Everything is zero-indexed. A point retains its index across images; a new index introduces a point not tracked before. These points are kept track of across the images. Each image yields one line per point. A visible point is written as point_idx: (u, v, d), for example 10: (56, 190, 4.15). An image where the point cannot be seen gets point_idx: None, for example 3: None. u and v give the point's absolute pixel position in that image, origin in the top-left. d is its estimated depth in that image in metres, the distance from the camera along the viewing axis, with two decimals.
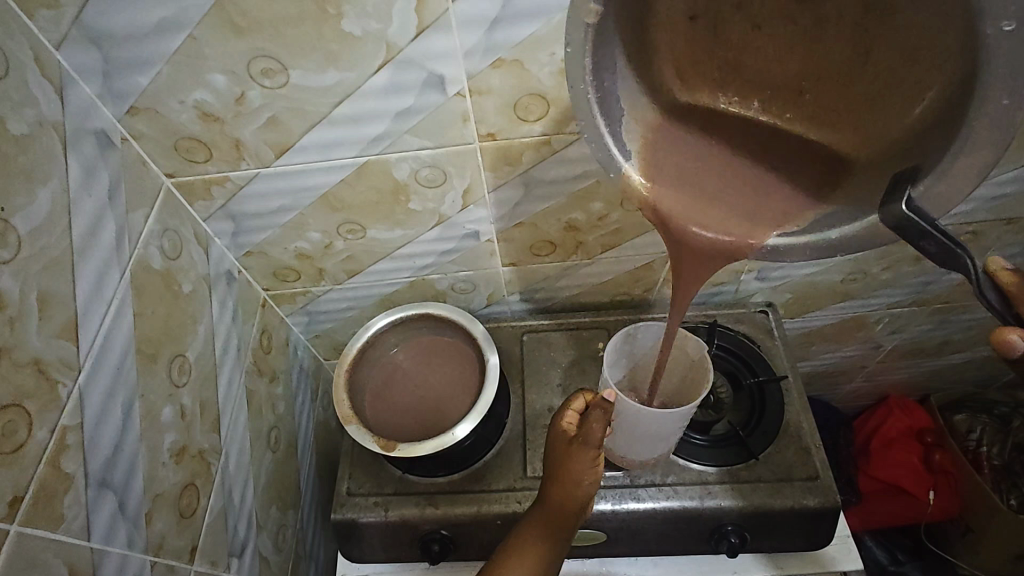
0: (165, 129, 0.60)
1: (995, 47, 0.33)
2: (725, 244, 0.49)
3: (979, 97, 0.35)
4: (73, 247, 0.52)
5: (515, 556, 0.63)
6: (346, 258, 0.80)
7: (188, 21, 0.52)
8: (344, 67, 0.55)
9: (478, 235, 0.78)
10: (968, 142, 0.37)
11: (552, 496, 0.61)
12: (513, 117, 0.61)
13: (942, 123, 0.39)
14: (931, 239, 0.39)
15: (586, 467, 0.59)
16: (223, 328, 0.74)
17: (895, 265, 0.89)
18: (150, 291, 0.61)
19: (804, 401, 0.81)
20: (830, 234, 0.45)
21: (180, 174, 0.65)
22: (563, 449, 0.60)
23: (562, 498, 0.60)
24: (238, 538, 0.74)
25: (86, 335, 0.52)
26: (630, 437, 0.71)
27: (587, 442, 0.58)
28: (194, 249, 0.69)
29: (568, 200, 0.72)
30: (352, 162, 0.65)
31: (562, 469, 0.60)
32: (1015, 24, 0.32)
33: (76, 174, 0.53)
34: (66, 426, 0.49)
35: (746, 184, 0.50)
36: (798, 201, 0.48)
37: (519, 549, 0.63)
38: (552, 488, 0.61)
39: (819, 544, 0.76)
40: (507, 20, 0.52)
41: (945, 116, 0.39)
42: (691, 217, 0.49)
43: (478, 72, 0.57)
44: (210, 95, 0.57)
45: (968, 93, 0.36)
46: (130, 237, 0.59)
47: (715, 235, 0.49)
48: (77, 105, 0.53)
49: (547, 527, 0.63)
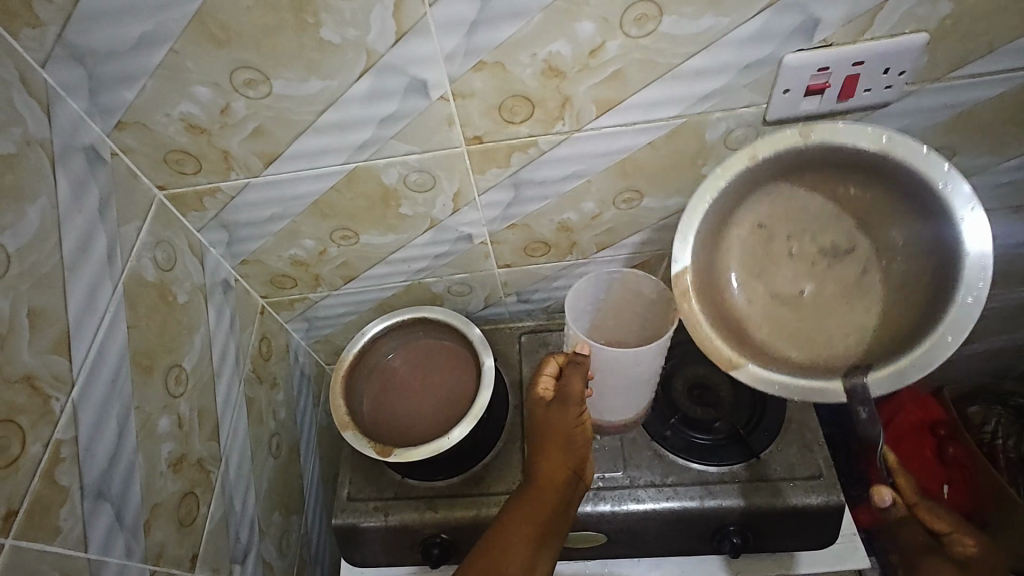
0: (154, 142, 0.61)
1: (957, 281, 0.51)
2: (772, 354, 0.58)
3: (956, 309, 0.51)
4: (64, 262, 0.52)
5: (508, 532, 0.59)
6: (341, 264, 0.80)
7: (169, 35, 0.52)
8: (326, 76, 0.55)
9: (471, 238, 0.77)
10: (918, 358, 0.52)
11: (549, 457, 0.63)
12: (498, 119, 0.61)
13: (927, 308, 0.53)
14: (865, 404, 0.55)
15: (572, 424, 0.63)
16: (220, 336, 0.75)
17: None
18: (144, 303, 0.62)
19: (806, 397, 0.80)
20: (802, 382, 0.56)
21: (171, 186, 0.66)
22: (550, 411, 0.64)
23: (556, 460, 0.63)
24: (240, 544, 0.74)
25: (79, 349, 0.53)
26: (627, 388, 0.73)
27: (573, 398, 0.63)
28: (189, 259, 0.70)
29: (559, 200, 0.72)
30: (340, 169, 0.65)
31: (553, 428, 0.64)
32: (972, 298, 0.50)
33: (65, 191, 0.53)
34: (60, 440, 0.50)
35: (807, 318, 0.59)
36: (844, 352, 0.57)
37: (507, 546, 0.58)
38: (545, 449, 0.63)
39: (824, 543, 0.75)
40: (485, 23, 0.52)
41: (930, 301, 0.53)
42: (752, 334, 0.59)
43: (460, 76, 0.56)
44: (195, 108, 0.58)
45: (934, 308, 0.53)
46: (123, 251, 0.60)
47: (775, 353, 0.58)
48: (65, 122, 0.54)
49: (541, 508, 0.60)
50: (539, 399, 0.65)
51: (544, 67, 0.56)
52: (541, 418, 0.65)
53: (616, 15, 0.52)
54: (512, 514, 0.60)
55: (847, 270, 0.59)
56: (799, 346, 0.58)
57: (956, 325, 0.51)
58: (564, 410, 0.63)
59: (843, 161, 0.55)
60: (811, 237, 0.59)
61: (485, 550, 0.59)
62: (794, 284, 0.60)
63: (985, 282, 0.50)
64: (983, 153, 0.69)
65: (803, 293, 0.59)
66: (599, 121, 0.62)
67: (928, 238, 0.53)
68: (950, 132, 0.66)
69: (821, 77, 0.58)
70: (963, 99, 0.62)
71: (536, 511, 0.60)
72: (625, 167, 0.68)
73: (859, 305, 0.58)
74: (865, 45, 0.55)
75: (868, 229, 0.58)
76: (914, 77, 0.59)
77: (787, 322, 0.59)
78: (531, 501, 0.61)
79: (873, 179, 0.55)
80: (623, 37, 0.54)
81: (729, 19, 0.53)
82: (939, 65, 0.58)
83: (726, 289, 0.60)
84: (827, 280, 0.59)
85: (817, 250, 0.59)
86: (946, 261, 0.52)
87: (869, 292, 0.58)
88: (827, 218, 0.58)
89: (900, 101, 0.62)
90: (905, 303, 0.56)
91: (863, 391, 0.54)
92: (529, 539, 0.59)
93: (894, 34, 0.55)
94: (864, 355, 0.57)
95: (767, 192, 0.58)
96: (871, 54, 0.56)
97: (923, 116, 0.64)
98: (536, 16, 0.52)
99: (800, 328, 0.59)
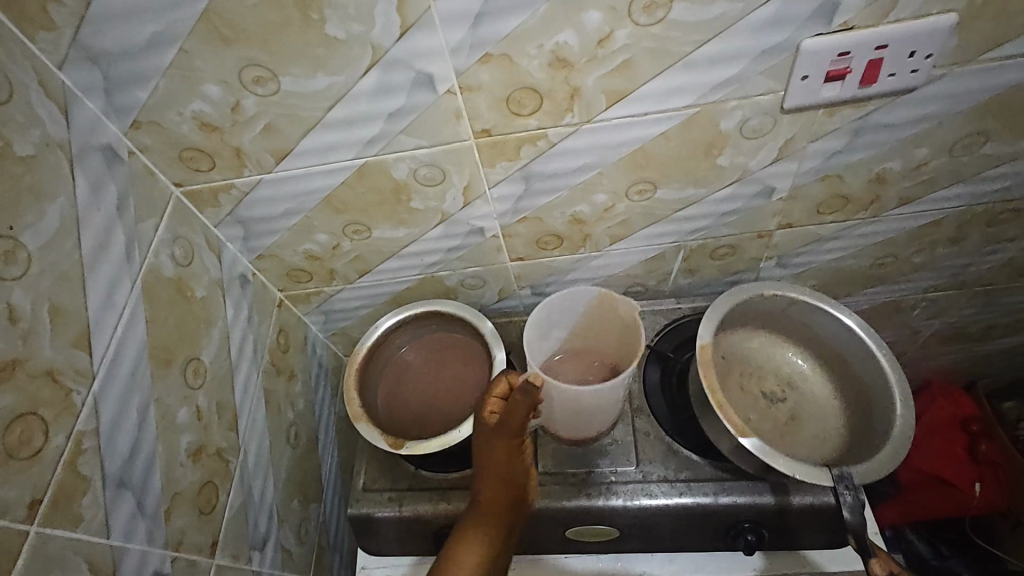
0: (168, 140, 0.62)
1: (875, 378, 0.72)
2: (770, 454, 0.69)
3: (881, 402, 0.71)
4: (83, 260, 0.54)
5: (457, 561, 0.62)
6: (355, 258, 0.81)
7: (178, 35, 0.52)
8: (332, 72, 0.55)
9: (483, 231, 0.77)
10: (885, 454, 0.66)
11: (491, 485, 0.63)
12: (506, 112, 0.60)
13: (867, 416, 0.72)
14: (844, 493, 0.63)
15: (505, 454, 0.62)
16: (238, 329, 0.76)
17: (929, 247, 0.83)
18: (162, 298, 0.64)
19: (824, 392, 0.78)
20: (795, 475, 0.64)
21: (187, 183, 0.67)
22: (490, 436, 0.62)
23: (499, 488, 0.63)
24: (260, 532, 0.76)
25: (99, 344, 0.54)
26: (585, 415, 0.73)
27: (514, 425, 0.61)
28: (206, 255, 0.71)
29: (571, 193, 0.71)
30: (351, 164, 0.66)
31: (491, 457, 0.63)
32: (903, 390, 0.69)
33: (83, 190, 0.55)
34: (82, 431, 0.51)
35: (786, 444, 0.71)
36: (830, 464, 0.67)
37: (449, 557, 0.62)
38: (486, 475, 0.63)
39: (843, 541, 0.73)
40: (489, 14, 0.51)
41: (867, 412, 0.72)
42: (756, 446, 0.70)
43: (466, 69, 0.56)
44: (206, 106, 0.58)
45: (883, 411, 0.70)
46: (141, 248, 0.61)
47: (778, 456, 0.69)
48: (82, 122, 0.55)
49: (488, 524, 0.63)
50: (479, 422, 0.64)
51: (551, 58, 0.55)
52: (481, 443, 0.63)
53: (623, 4, 0.51)
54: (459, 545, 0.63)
55: (798, 402, 0.77)
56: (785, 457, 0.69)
57: (887, 415, 0.69)
58: (502, 437, 0.62)
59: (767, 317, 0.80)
60: (771, 372, 0.79)
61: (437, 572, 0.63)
62: (747, 410, 0.75)
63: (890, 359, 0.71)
64: (1019, 138, 0.66)
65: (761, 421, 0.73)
66: (610, 112, 0.60)
67: (858, 412, 0.74)
68: (983, 117, 0.63)
69: (842, 62, 0.55)
70: (996, 83, 0.59)
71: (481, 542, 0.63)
72: (638, 158, 0.66)
73: (817, 439, 0.74)
74: (889, 28, 0.53)
75: (802, 388, 0.78)
76: (942, 60, 0.56)
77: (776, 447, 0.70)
78: (479, 528, 0.63)
79: (805, 339, 0.79)
80: (632, 26, 0.52)
81: (743, 4, 0.51)
82: (969, 47, 0.55)
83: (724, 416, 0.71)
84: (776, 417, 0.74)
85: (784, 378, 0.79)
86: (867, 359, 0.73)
87: (820, 413, 0.76)
88: (774, 370, 0.79)
89: (927, 85, 0.59)
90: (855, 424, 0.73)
91: (849, 478, 0.64)
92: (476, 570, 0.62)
93: (920, 15, 0.52)
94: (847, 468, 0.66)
95: (734, 338, 0.80)
96: (895, 38, 0.53)
97: (953, 100, 0.61)
98: (541, 7, 0.51)
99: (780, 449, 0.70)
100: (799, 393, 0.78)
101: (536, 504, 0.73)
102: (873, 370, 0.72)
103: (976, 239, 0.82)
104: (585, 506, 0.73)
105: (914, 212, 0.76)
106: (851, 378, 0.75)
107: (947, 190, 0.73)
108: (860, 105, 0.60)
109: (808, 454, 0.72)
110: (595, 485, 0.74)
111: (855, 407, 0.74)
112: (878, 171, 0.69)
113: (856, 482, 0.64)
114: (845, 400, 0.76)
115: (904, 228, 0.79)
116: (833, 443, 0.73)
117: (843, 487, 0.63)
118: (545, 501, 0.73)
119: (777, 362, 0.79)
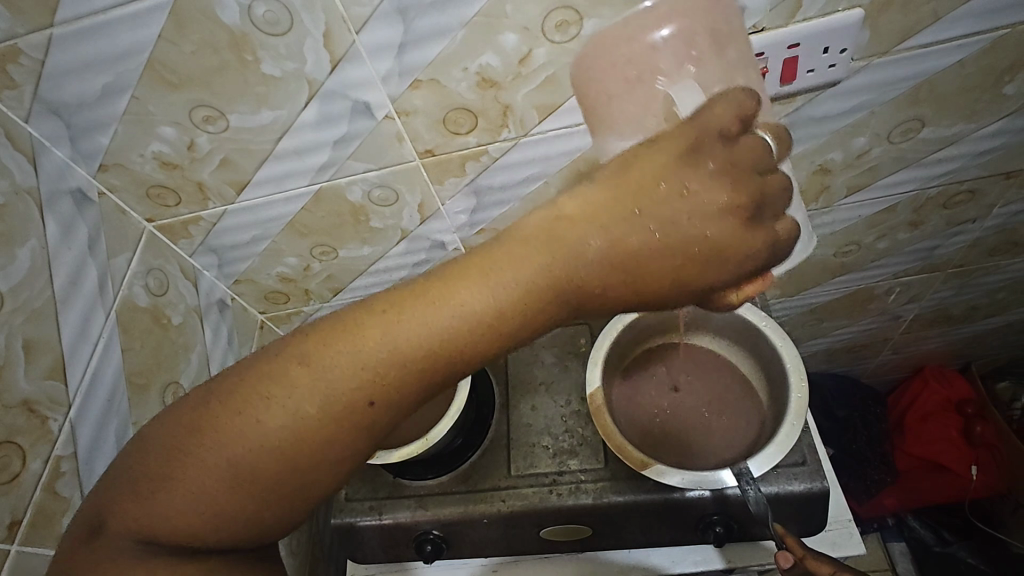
0: (135, 179, 0.66)
1: (767, 348, 0.76)
2: (686, 455, 0.73)
3: (779, 373, 0.74)
4: (55, 296, 0.58)
5: (396, 346, 0.36)
6: (326, 278, 0.84)
7: (129, 84, 0.56)
8: (274, 106, 0.59)
9: (444, 245, 0.80)
10: (787, 433, 0.68)
11: (496, 273, 0.36)
12: (445, 132, 0.63)
13: (775, 384, 0.75)
14: (748, 482, 0.67)
15: (585, 263, 0.36)
16: (218, 352, 0.81)
17: (891, 233, 0.84)
18: (138, 328, 0.68)
19: (752, 374, 0.79)
20: (691, 473, 0.68)
21: (159, 217, 0.71)
22: (621, 235, 0.36)
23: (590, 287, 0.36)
24: None
25: (74, 373, 0.58)
26: None
27: (658, 269, 0.36)
28: (181, 283, 0.75)
29: (522, 204, 0.73)
30: (307, 191, 0.69)
31: (565, 244, 0.36)
32: (789, 359, 0.73)
33: (53, 232, 0.59)
34: (60, 456, 0.56)
35: (704, 437, 0.75)
36: (735, 454, 0.72)
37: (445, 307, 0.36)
38: (499, 254, 0.36)
39: (812, 531, 0.74)
40: (412, 44, 0.54)
41: (773, 380, 0.76)
42: (675, 452, 0.73)
43: (400, 95, 0.59)
44: (165, 146, 0.63)
45: (782, 382, 0.74)
46: (115, 281, 0.66)
47: (693, 459, 0.73)
48: (52, 170, 0.59)
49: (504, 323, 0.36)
50: (647, 165, 0.36)
51: (478, 79, 0.58)
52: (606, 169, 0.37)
53: (536, 24, 0.53)
54: (412, 316, 0.36)
55: (716, 383, 0.79)
56: (702, 453, 0.73)
57: (785, 386, 0.73)
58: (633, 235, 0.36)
59: (706, 322, 0.82)
60: (691, 359, 0.81)
61: (305, 393, 0.36)
62: (679, 410, 0.76)
63: (767, 323, 0.77)
64: (955, 121, 0.67)
65: (685, 419, 0.76)
66: (543, 126, 0.63)
67: (772, 380, 0.76)
68: (914, 103, 0.64)
69: (759, 62, 0.57)
70: (920, 71, 0.60)
71: (412, 368, 0.36)
72: (580, 166, 0.68)
73: (737, 416, 0.76)
74: (798, 27, 0.55)
75: (725, 366, 0.80)
76: (859, 53, 0.58)
77: (690, 447, 0.74)
78: (451, 334, 0.36)
79: (705, 326, 0.82)
80: (548, 44, 0.55)
81: None
82: (884, 39, 0.57)
83: (636, 427, 0.76)
84: (698, 409, 0.77)
85: (701, 359, 0.81)
86: (751, 331, 0.78)
87: (741, 385, 0.79)
88: (696, 359, 0.81)
89: (849, 78, 0.60)
90: (766, 393, 0.76)
91: (749, 472, 0.67)
92: (342, 422, 0.37)
93: (827, 12, 0.54)
94: (748, 452, 0.71)
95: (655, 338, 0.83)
96: (806, 36, 0.55)
97: (878, 90, 0.62)
98: (460, 33, 0.54)
99: (694, 450, 0.73)
100: (714, 369, 0.80)
101: (509, 506, 0.75)
102: (768, 346, 0.76)
103: (936, 222, 0.82)
104: (557, 506, 0.74)
105: (866, 200, 0.77)
106: (758, 352, 0.78)
107: (895, 176, 0.74)
108: (787, 102, 0.62)
109: (745, 436, 0.74)
110: (565, 485, 0.75)
111: (765, 372, 0.77)
112: (821, 163, 0.71)
113: (754, 476, 0.67)
114: (755, 371, 0.79)
115: (861, 216, 0.80)
116: (760, 411, 0.76)
117: (745, 482, 0.67)
118: (518, 503, 0.75)
119: (686, 349, 0.83)
